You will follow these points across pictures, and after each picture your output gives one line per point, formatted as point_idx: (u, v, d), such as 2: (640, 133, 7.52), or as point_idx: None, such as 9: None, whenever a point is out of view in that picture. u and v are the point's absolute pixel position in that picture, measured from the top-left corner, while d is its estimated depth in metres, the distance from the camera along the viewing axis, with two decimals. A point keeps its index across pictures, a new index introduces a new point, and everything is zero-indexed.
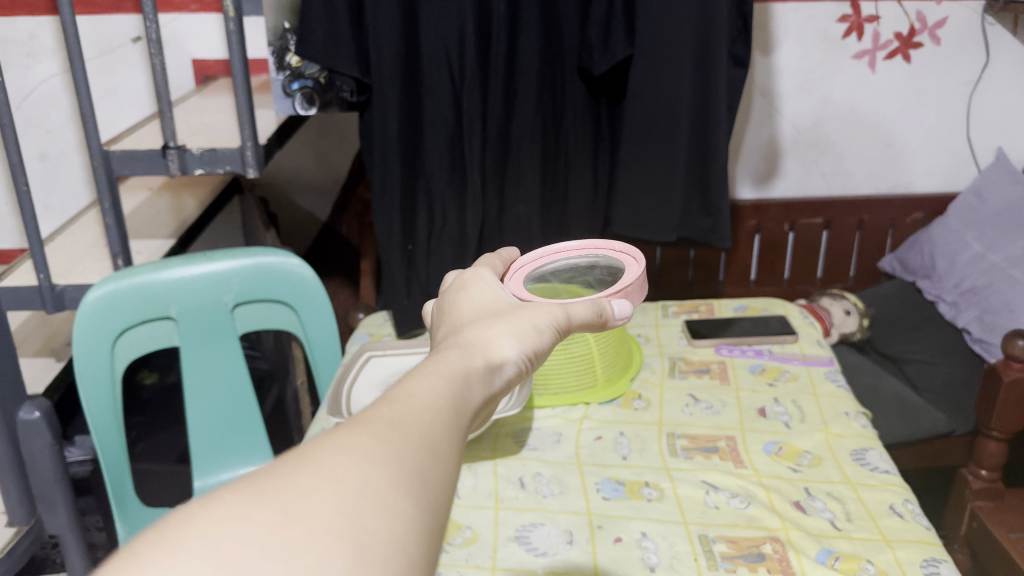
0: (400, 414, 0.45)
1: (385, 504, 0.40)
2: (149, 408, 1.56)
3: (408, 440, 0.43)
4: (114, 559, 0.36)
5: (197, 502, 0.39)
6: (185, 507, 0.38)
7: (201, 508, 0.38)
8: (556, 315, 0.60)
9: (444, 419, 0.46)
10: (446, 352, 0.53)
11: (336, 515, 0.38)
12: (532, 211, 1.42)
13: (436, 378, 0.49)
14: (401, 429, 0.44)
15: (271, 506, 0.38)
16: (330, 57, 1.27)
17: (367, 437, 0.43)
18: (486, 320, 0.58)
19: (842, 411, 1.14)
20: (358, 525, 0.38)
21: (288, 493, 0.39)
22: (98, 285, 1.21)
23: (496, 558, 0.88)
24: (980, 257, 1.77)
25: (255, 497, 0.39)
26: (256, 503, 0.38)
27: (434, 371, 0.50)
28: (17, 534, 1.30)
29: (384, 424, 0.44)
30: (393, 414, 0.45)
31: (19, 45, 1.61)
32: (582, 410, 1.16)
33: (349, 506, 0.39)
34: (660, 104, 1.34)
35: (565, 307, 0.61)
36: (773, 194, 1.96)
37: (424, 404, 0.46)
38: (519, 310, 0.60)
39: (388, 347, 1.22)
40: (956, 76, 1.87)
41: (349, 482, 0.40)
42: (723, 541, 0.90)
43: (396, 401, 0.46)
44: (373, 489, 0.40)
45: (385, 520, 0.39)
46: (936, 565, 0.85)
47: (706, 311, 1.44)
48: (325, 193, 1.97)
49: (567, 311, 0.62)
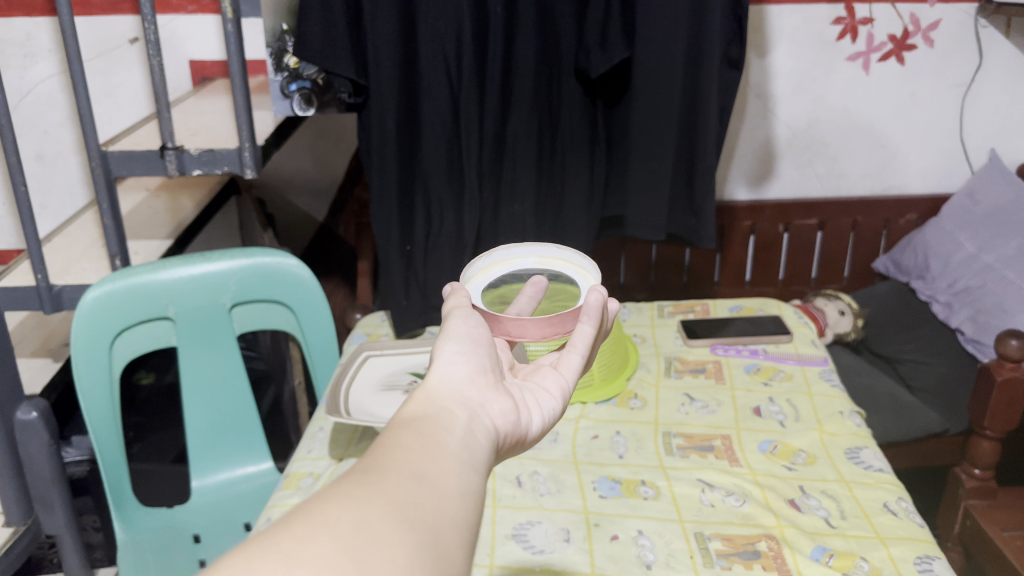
0: (377, 461, 0.46)
1: (378, 535, 0.40)
2: (147, 410, 1.57)
3: (388, 476, 0.44)
4: None
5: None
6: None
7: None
8: (457, 345, 0.58)
9: (421, 452, 0.47)
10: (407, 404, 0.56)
11: (336, 553, 0.39)
12: (526, 208, 1.43)
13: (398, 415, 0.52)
14: (380, 470, 0.45)
15: (272, 558, 0.38)
16: (328, 60, 1.27)
17: (347, 484, 0.43)
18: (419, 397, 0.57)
19: (836, 410, 1.15)
20: (360, 559, 0.39)
21: (286, 543, 0.39)
22: (96, 285, 1.21)
23: (494, 556, 0.89)
24: (973, 258, 1.79)
25: (255, 553, 0.38)
26: (259, 558, 0.38)
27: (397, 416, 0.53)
28: (15, 534, 1.32)
29: (360, 471, 0.45)
30: (370, 462, 0.46)
31: (16, 46, 1.61)
32: (579, 409, 1.16)
33: (344, 544, 0.39)
34: (655, 105, 1.35)
35: (446, 334, 0.59)
36: (768, 195, 1.97)
37: (396, 450, 0.47)
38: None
39: (386, 348, 1.23)
40: (949, 78, 1.88)
41: (339, 523, 0.40)
42: (718, 538, 0.91)
43: (371, 455, 0.47)
44: (364, 523, 0.41)
45: (384, 549, 0.40)
46: (930, 562, 0.86)
47: (702, 311, 1.44)
48: (322, 194, 1.97)
49: (450, 334, 0.59)
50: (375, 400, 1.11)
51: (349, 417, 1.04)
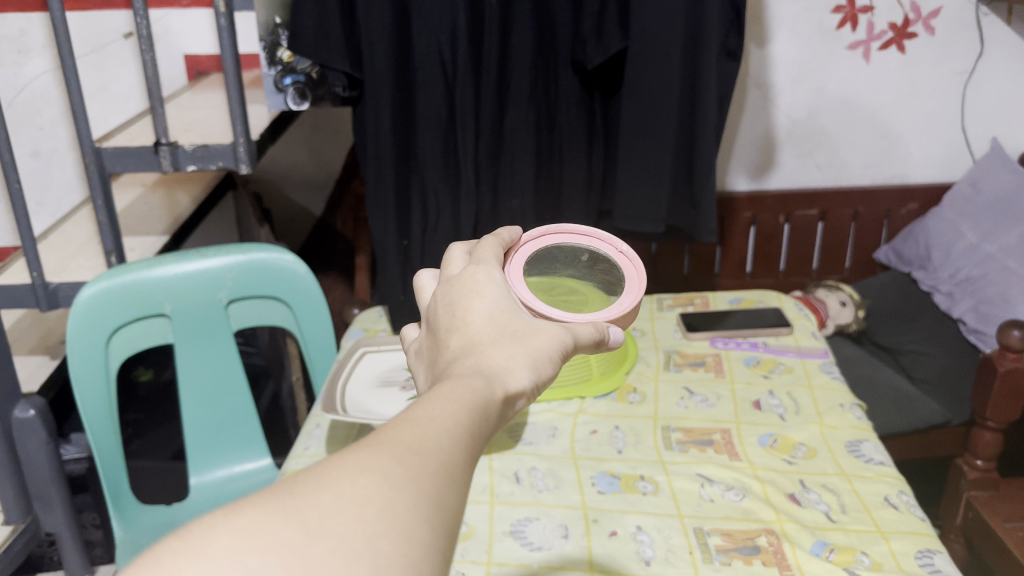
0: (421, 439, 0.45)
1: (400, 528, 0.40)
2: (146, 406, 1.57)
3: (429, 464, 0.44)
4: (136, 563, 0.38)
5: (220, 513, 0.40)
6: (207, 520, 0.39)
7: (224, 520, 0.39)
8: (564, 340, 0.58)
9: (463, 447, 0.46)
10: (464, 380, 0.50)
11: (355, 538, 0.39)
12: (525, 202, 1.42)
13: (456, 402, 0.48)
14: (422, 455, 0.44)
15: (292, 525, 0.39)
16: (321, 52, 1.27)
17: (386, 460, 0.43)
18: (500, 341, 0.55)
19: (837, 402, 1.14)
20: (377, 548, 0.39)
21: (309, 512, 0.40)
22: (91, 282, 1.20)
23: (491, 553, 0.88)
24: (974, 248, 1.78)
25: (277, 513, 0.40)
26: (278, 523, 0.39)
27: (448, 397, 0.48)
28: (13, 533, 1.33)
29: (404, 449, 0.44)
30: (414, 439, 0.45)
31: (10, 42, 1.60)
32: (577, 403, 1.16)
33: (367, 528, 0.40)
34: (654, 97, 1.33)
35: (572, 331, 0.59)
36: (768, 185, 1.97)
37: (445, 431, 0.46)
38: (518, 338, 0.56)
39: (381, 343, 1.21)
40: (950, 66, 1.86)
41: (367, 505, 0.41)
42: (718, 534, 0.90)
43: (419, 425, 0.46)
44: (391, 511, 0.41)
45: (402, 543, 0.40)
46: (931, 556, 0.85)
47: (701, 303, 1.44)
48: (319, 188, 1.97)
49: (573, 335, 0.59)
50: (372, 396, 1.10)
51: (346, 414, 1.02)
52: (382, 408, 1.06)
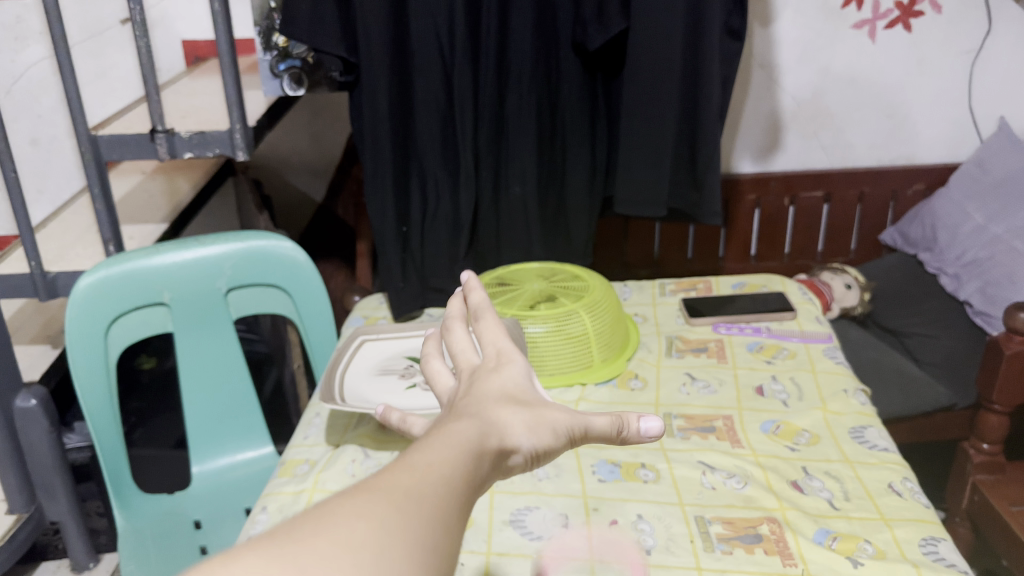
0: (419, 480, 0.39)
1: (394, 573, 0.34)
2: (149, 394, 1.56)
3: (428, 509, 0.38)
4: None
5: (218, 559, 0.34)
6: (206, 563, 0.34)
7: (222, 565, 0.34)
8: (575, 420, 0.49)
9: (461, 494, 0.40)
10: (454, 427, 0.44)
11: None
12: (526, 189, 1.40)
13: (451, 446, 0.42)
14: (421, 496, 0.38)
15: (289, 569, 0.33)
16: (317, 37, 1.25)
17: (383, 503, 0.37)
18: (501, 393, 0.48)
19: (841, 388, 1.12)
20: None
21: (306, 557, 0.34)
22: (90, 271, 1.19)
23: (491, 543, 0.88)
24: (981, 229, 1.76)
25: (275, 556, 0.34)
26: (275, 566, 0.33)
27: (442, 440, 0.43)
28: (17, 522, 1.32)
29: (401, 492, 0.38)
30: (412, 481, 0.39)
31: (7, 30, 1.58)
32: (578, 390, 1.15)
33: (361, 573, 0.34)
34: (655, 78, 1.31)
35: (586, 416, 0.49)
36: (773, 168, 1.95)
37: (443, 474, 0.40)
38: (521, 387, 0.49)
39: (381, 332, 1.18)
40: (958, 45, 1.83)
41: (365, 549, 0.35)
42: (719, 522, 0.89)
43: (415, 467, 0.40)
44: (384, 558, 0.35)
45: None
46: (935, 544, 0.84)
47: (704, 288, 1.42)
48: (319, 173, 1.95)
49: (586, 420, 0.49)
50: (371, 385, 1.07)
51: (345, 404, 1.00)
52: (383, 399, 1.03)
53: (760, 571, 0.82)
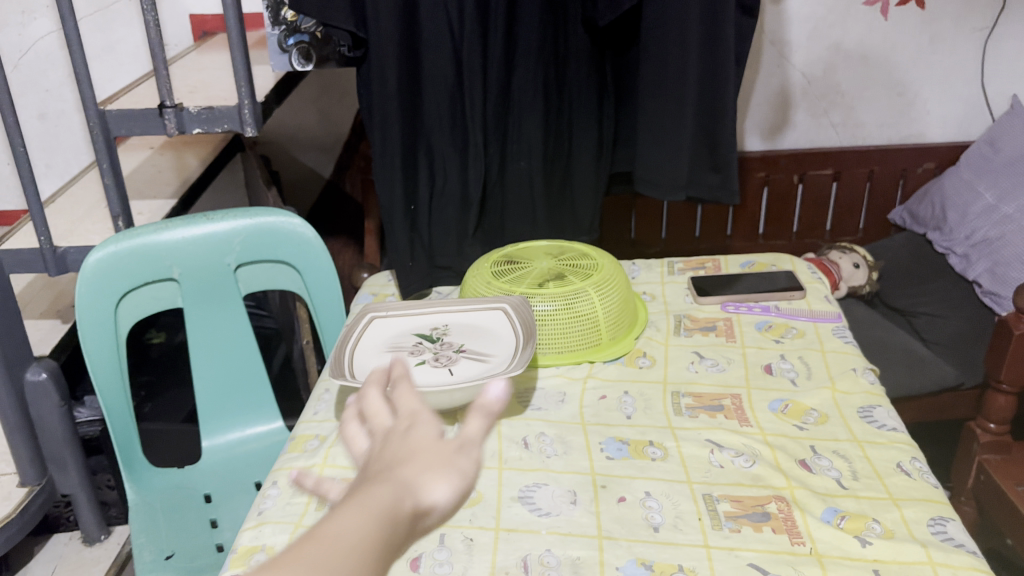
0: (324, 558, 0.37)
1: None
2: (156, 367, 1.58)
3: None
4: None
5: None
6: None
7: None
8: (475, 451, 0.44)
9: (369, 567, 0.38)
10: (366, 491, 0.41)
11: None
12: (533, 164, 1.41)
13: (356, 514, 0.39)
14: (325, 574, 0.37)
15: None
16: (327, 11, 1.23)
17: None
18: (412, 446, 0.44)
19: (849, 367, 1.13)
20: None
21: None
22: (99, 246, 1.20)
23: (499, 518, 0.88)
24: (992, 209, 1.75)
25: None
26: None
27: (350, 510, 0.40)
28: (29, 494, 1.33)
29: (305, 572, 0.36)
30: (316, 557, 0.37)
31: (14, 3, 1.57)
32: (587, 368, 1.15)
33: None
34: (667, 53, 1.30)
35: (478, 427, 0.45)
36: (782, 146, 1.94)
37: (351, 546, 0.38)
38: (433, 439, 0.44)
39: (391, 309, 1.16)
40: (971, 22, 1.82)
41: None
42: (727, 500, 0.90)
43: (322, 540, 0.38)
44: None
45: None
46: (944, 524, 0.85)
47: (712, 267, 1.41)
48: (327, 150, 1.95)
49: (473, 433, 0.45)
50: (380, 360, 1.06)
51: (354, 379, 1.00)
52: None
53: (767, 549, 0.83)
